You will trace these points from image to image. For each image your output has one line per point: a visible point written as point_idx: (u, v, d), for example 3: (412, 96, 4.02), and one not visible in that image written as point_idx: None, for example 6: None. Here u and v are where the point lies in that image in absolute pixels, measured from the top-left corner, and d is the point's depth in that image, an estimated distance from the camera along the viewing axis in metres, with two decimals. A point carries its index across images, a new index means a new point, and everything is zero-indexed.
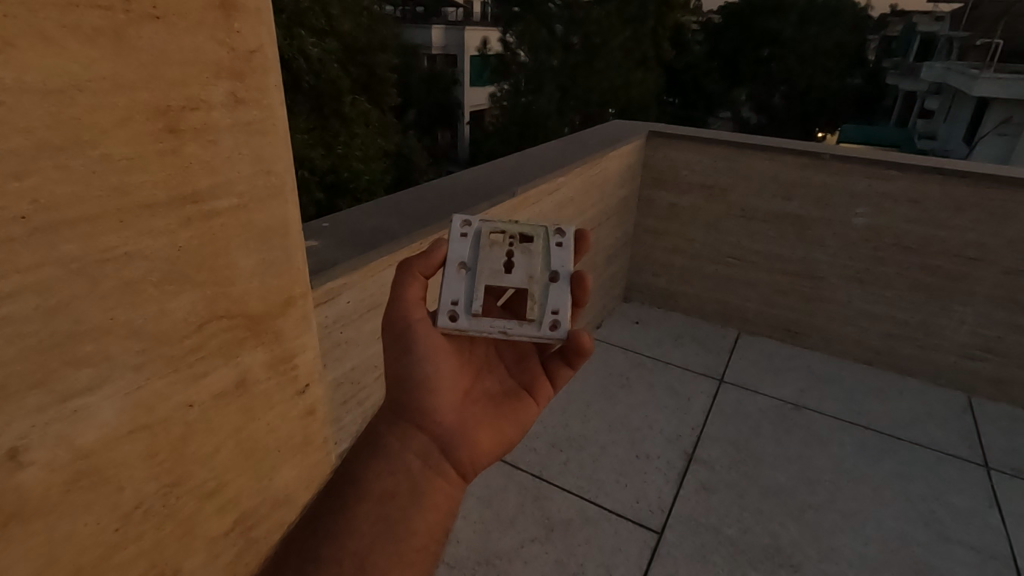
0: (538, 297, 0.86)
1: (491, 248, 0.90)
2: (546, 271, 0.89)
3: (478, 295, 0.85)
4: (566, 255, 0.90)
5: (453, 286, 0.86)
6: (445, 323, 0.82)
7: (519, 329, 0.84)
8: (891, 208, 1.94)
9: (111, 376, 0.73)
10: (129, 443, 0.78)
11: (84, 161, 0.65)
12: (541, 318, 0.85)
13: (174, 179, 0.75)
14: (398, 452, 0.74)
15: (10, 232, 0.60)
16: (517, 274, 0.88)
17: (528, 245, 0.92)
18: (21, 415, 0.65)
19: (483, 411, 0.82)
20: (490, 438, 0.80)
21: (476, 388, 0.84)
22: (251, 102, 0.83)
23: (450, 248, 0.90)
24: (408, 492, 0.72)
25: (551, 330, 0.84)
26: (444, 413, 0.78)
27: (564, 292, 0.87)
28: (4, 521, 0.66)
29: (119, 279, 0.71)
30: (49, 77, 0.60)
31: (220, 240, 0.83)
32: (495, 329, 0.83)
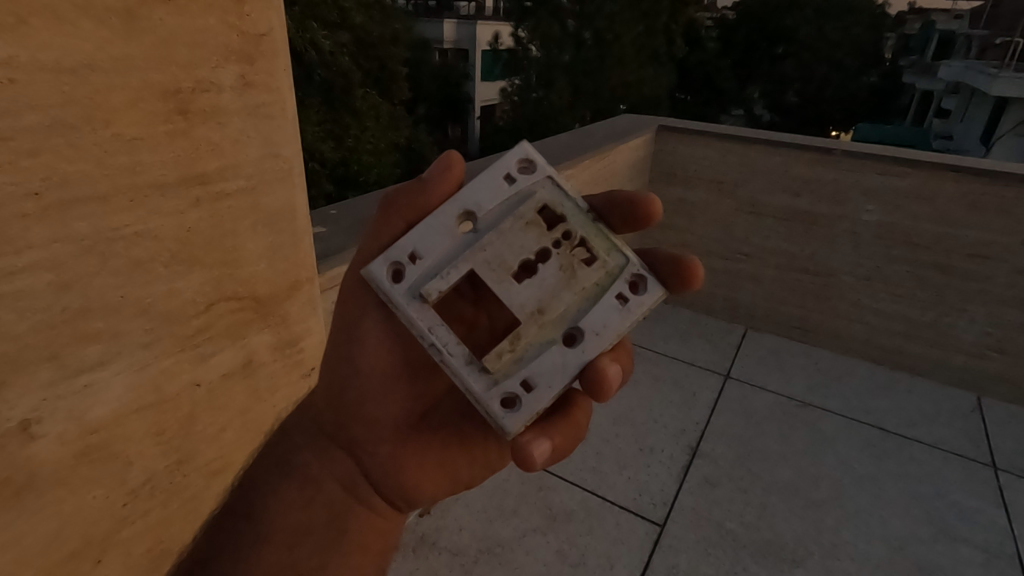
0: (525, 353, 0.72)
1: (526, 227, 0.74)
2: (570, 319, 0.73)
3: (444, 276, 0.73)
4: (615, 319, 0.72)
5: (433, 237, 0.74)
6: (377, 269, 0.73)
7: (458, 373, 0.71)
8: (903, 206, 1.92)
9: (120, 354, 0.75)
10: (137, 420, 0.79)
11: (95, 140, 0.66)
12: (503, 384, 0.71)
13: (184, 160, 0.76)
14: (321, 478, 0.74)
15: (23, 208, 0.61)
16: (528, 290, 0.73)
17: (578, 265, 0.74)
18: (33, 388, 0.67)
19: (438, 441, 0.77)
20: (433, 478, 0.76)
21: (435, 410, 0.79)
22: (260, 86, 0.84)
23: (476, 185, 0.76)
24: (326, 525, 0.72)
25: (492, 405, 0.70)
26: (382, 443, 0.74)
27: (561, 372, 0.71)
28: (17, 493, 0.68)
29: (129, 258, 0.73)
30: (63, 56, 0.61)
31: (228, 223, 0.85)
32: (428, 335, 0.71)
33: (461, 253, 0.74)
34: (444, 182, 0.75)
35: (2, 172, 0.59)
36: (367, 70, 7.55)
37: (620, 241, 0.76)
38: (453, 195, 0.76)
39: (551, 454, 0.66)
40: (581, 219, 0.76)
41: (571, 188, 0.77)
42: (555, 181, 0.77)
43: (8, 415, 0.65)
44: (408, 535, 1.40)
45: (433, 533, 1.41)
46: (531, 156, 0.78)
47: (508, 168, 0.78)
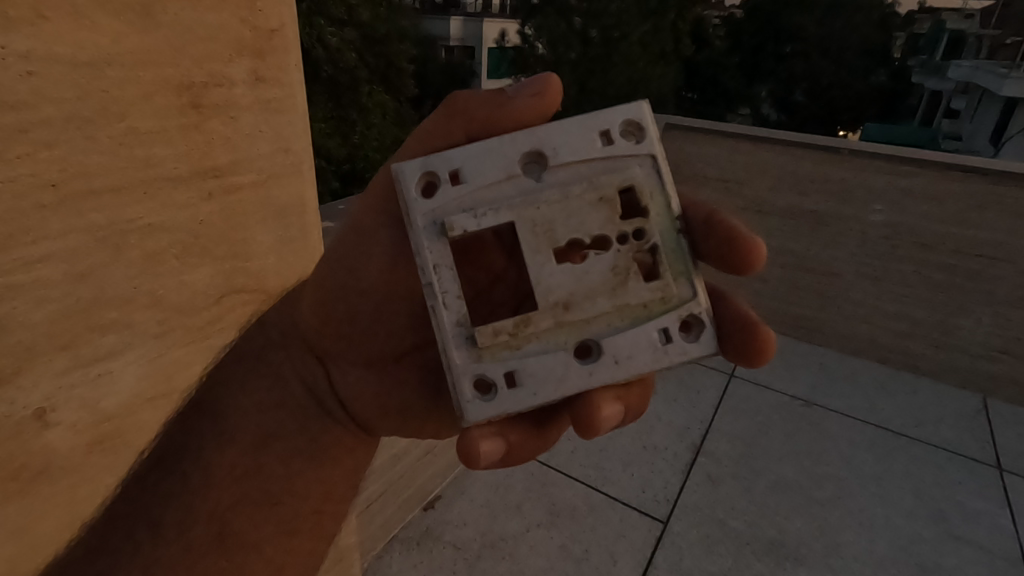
0: (523, 346, 0.70)
1: (590, 204, 0.71)
2: (595, 329, 0.71)
3: (478, 219, 0.70)
4: (641, 354, 0.70)
5: (481, 168, 0.72)
6: (411, 169, 0.71)
7: (448, 335, 0.70)
8: (910, 205, 1.91)
9: (132, 343, 0.76)
10: (149, 410, 0.80)
11: (111, 133, 0.67)
12: (487, 366, 0.69)
13: (197, 154, 0.77)
14: (295, 390, 0.81)
15: (40, 199, 0.63)
16: (562, 276, 0.71)
17: (632, 276, 0.71)
18: (48, 376, 0.68)
19: (415, 379, 0.83)
20: (391, 416, 0.83)
21: (415, 355, 0.83)
22: (271, 80, 0.85)
23: (564, 132, 0.72)
24: (294, 439, 0.79)
25: (463, 383, 0.69)
26: (353, 372, 0.82)
27: (549, 379, 0.69)
28: (33, 477, 0.69)
29: (142, 249, 0.74)
30: (81, 50, 0.62)
31: (239, 215, 0.86)
32: (428, 273, 0.70)
33: (501, 202, 0.71)
34: (530, 107, 0.73)
35: (22, 165, 0.60)
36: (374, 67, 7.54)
37: (695, 276, 0.73)
38: (533, 129, 0.72)
39: (492, 460, 0.68)
40: (660, 224, 0.73)
41: (668, 191, 0.73)
42: (655, 170, 0.73)
43: (25, 403, 0.66)
44: (411, 528, 1.41)
45: (437, 527, 1.42)
46: (644, 130, 0.73)
47: (612, 129, 0.73)
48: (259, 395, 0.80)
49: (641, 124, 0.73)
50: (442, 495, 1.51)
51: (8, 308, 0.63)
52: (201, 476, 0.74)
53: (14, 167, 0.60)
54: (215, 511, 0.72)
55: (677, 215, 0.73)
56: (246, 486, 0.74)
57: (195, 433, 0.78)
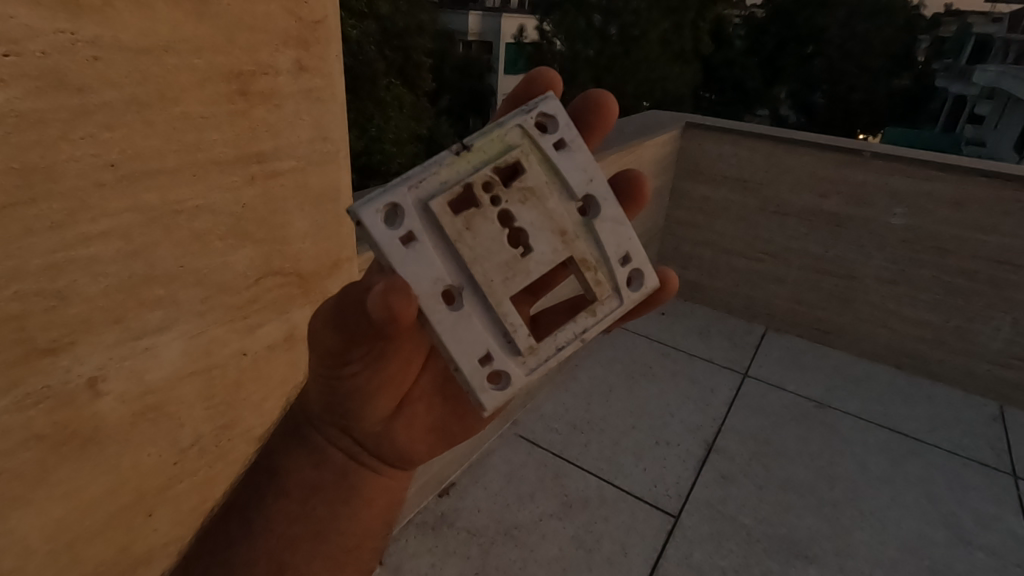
0: (595, 258, 0.74)
1: (475, 224, 0.67)
2: (570, 209, 0.72)
3: (514, 323, 0.70)
4: (580, 159, 0.73)
5: (468, 329, 0.67)
6: (492, 398, 0.68)
7: (598, 319, 0.75)
8: (932, 210, 1.86)
9: (177, 321, 0.85)
10: (189, 384, 0.90)
11: (165, 116, 0.75)
12: (615, 281, 0.75)
13: (244, 140, 0.86)
14: (324, 446, 0.64)
15: (100, 178, 0.71)
16: (543, 243, 0.70)
17: (523, 181, 0.69)
18: (103, 347, 0.77)
19: (428, 411, 0.71)
20: (426, 443, 0.70)
21: (417, 384, 0.70)
22: (313, 70, 0.94)
23: (418, 272, 0.64)
24: (339, 487, 0.64)
25: (626, 294, 0.76)
26: (377, 423, 0.66)
27: (614, 222, 0.75)
28: (84, 443, 0.78)
29: (190, 229, 0.83)
30: (140, 37, 0.71)
31: (280, 199, 0.95)
32: (563, 349, 0.73)
33: (487, 298, 0.68)
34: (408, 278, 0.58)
35: (87, 146, 0.69)
36: (391, 60, 7.51)
37: (492, 127, 0.69)
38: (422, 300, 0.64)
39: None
40: (474, 164, 0.68)
41: (430, 167, 0.66)
42: (419, 181, 0.66)
43: (78, 371, 0.75)
44: (427, 512, 1.45)
45: (452, 513, 1.45)
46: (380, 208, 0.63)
47: (392, 237, 0.64)
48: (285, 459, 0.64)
49: (375, 210, 0.63)
50: (457, 482, 1.53)
51: (72, 281, 0.71)
52: (247, 537, 0.60)
53: (82, 147, 0.68)
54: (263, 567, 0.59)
55: (447, 152, 0.67)
56: (294, 536, 0.60)
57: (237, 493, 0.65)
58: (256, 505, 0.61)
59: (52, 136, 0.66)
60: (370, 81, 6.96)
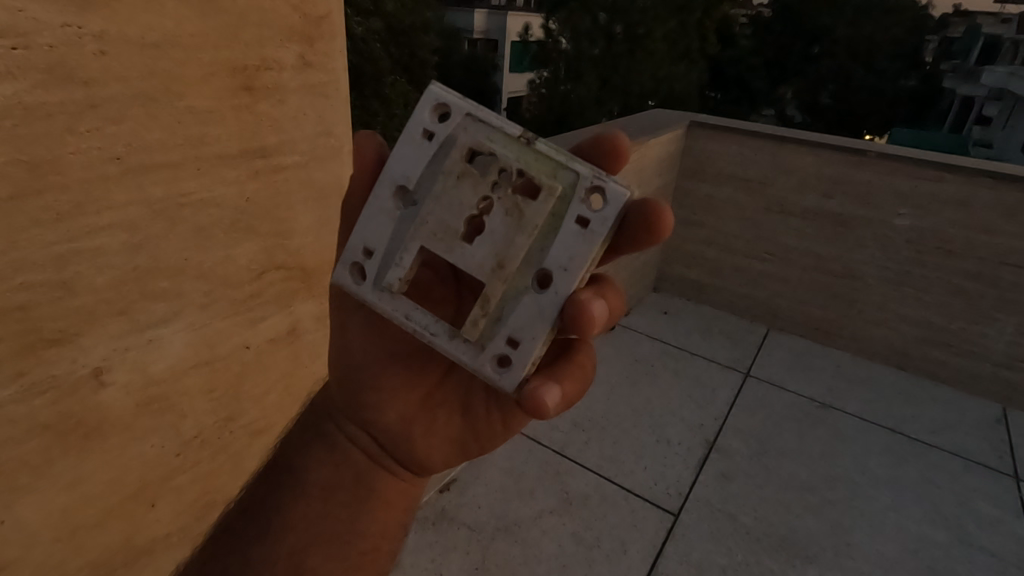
0: (497, 305, 0.61)
1: (460, 182, 0.62)
2: (529, 253, 0.60)
3: (401, 262, 0.63)
4: (579, 248, 0.58)
5: (379, 226, 0.64)
6: (344, 278, 0.65)
7: (444, 347, 0.62)
8: (937, 210, 1.85)
9: (180, 313, 0.99)
10: (192, 376, 1.04)
11: (170, 109, 0.89)
12: (489, 344, 0.61)
13: (249, 134, 1.03)
14: (340, 442, 0.65)
15: (107, 171, 0.83)
16: (480, 244, 0.61)
17: (524, 203, 0.60)
18: (109, 337, 0.89)
19: (447, 419, 0.65)
20: (445, 452, 0.66)
21: (440, 389, 0.66)
22: (317, 66, 1.14)
23: (399, 156, 0.63)
24: (354, 488, 0.65)
25: (483, 365, 0.60)
26: (392, 422, 0.64)
27: (541, 315, 0.59)
28: (91, 432, 0.89)
29: (194, 222, 0.97)
30: (150, 33, 0.83)
31: (285, 193, 1.14)
32: (406, 324, 0.62)
33: (411, 233, 0.63)
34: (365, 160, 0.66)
35: (93, 138, 0.80)
36: (396, 57, 7.52)
37: (566, 154, 0.61)
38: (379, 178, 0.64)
39: (564, 401, 0.57)
40: (516, 151, 0.61)
41: (498, 120, 0.62)
42: (482, 119, 0.63)
43: (84, 362, 0.86)
44: (428, 508, 1.45)
45: (452, 509, 1.45)
46: (441, 98, 0.63)
47: (423, 121, 0.63)
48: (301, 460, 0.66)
49: (438, 94, 0.63)
50: (457, 478, 1.53)
51: (80, 273, 0.83)
52: (264, 532, 0.63)
53: (88, 139, 0.80)
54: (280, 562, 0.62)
55: (520, 129, 0.62)
56: (311, 534, 0.63)
57: (253, 488, 0.68)
58: (269, 501, 0.64)
59: (59, 128, 0.76)
60: (376, 78, 6.97)
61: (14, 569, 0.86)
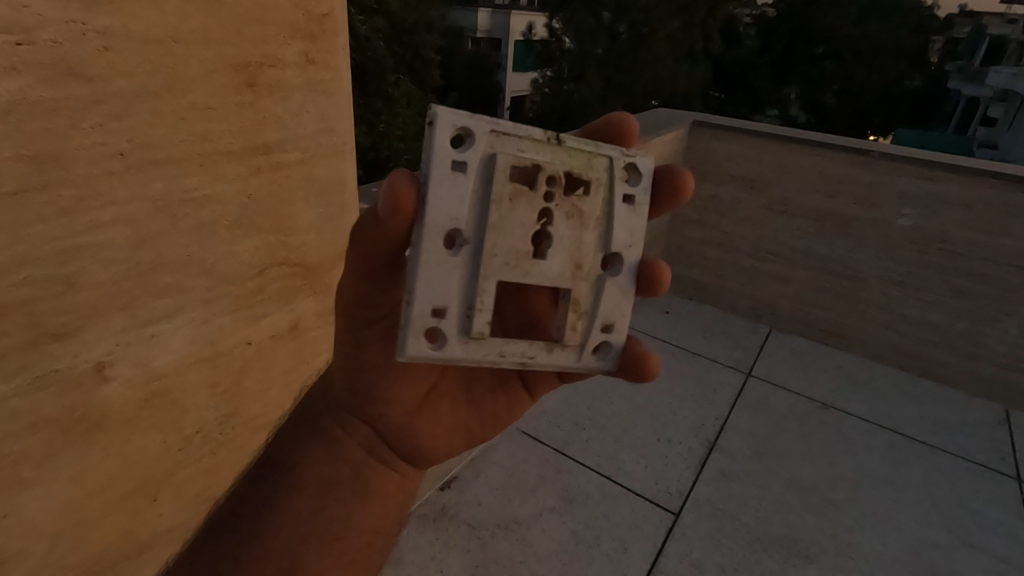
0: (584, 304, 0.68)
1: (515, 203, 0.62)
2: (596, 246, 0.68)
3: (483, 306, 0.62)
4: (634, 224, 0.69)
5: (443, 279, 0.60)
6: (419, 352, 0.58)
7: (549, 358, 0.67)
8: (940, 211, 1.85)
9: (182, 309, 1.00)
10: (194, 371, 1.05)
11: (174, 105, 0.90)
12: (587, 339, 0.69)
13: (252, 131, 1.04)
14: (341, 437, 0.65)
15: (111, 167, 0.84)
16: (560, 257, 0.65)
17: (581, 202, 0.66)
18: (112, 331, 0.90)
19: (451, 408, 0.66)
20: (449, 440, 0.67)
21: (446, 379, 0.66)
22: (321, 63, 1.15)
23: (443, 196, 0.58)
24: (353, 482, 0.66)
25: (587, 357, 0.69)
26: (396, 417, 0.64)
27: (621, 295, 0.70)
28: (95, 426, 0.90)
29: (197, 218, 0.98)
30: (153, 29, 0.84)
31: (287, 190, 1.14)
32: (503, 360, 0.64)
33: (482, 268, 0.61)
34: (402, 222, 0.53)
35: (97, 134, 0.81)
36: (400, 56, 7.53)
37: (592, 142, 0.66)
38: (423, 226, 0.58)
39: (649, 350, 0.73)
40: (552, 153, 0.64)
41: (519, 128, 0.62)
42: (502, 132, 0.61)
43: (87, 356, 0.87)
44: (428, 506, 1.44)
45: (453, 506, 1.45)
46: (458, 121, 0.59)
47: (448, 153, 0.58)
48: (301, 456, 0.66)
49: (452, 120, 0.58)
50: (458, 476, 1.54)
51: (84, 267, 0.83)
52: (261, 527, 0.63)
53: (92, 135, 0.81)
54: (279, 555, 0.63)
55: (542, 131, 0.63)
56: (310, 526, 0.64)
57: (251, 482, 0.68)
58: (268, 496, 0.65)
59: (63, 123, 0.77)
60: (379, 77, 6.98)
61: (16, 561, 0.87)
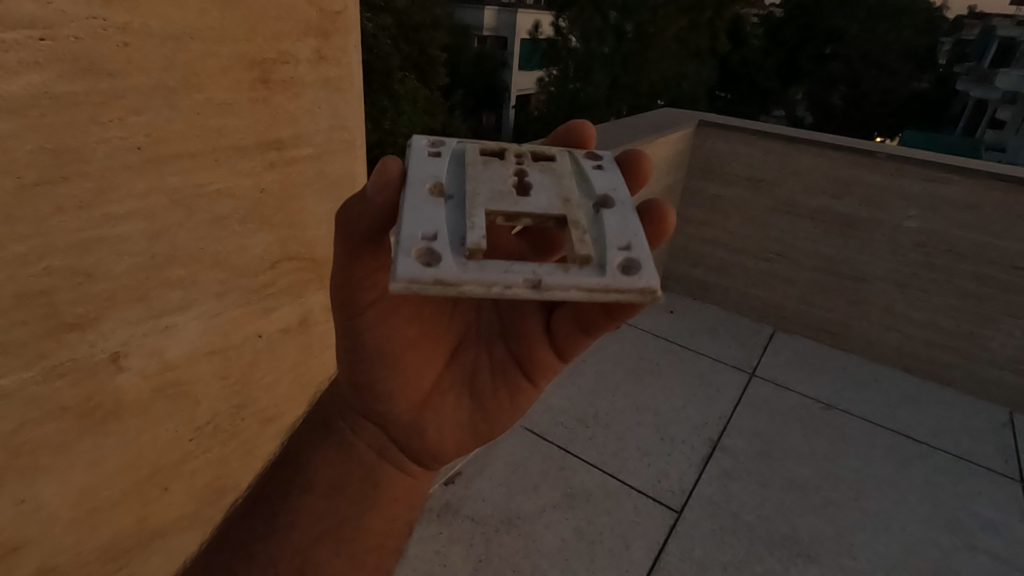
0: (589, 228, 0.61)
1: (488, 166, 0.66)
2: (583, 191, 0.66)
3: (474, 225, 0.57)
4: (611, 176, 0.68)
5: (427, 212, 0.58)
6: (410, 269, 0.52)
7: (568, 276, 0.56)
8: (946, 213, 1.85)
9: (194, 301, 1.01)
10: (206, 363, 1.06)
11: (190, 100, 0.91)
12: (607, 256, 0.58)
13: (265, 127, 1.05)
14: (349, 440, 0.66)
15: (129, 160, 0.85)
16: (541, 195, 0.63)
17: (550, 163, 0.68)
18: (128, 321, 0.92)
19: (455, 406, 0.66)
20: (455, 439, 0.67)
21: (446, 375, 0.66)
22: (332, 59, 1.16)
23: (422, 164, 0.64)
24: (361, 483, 0.66)
25: (613, 269, 0.57)
26: (401, 415, 0.64)
27: (628, 219, 0.62)
28: (109, 415, 0.92)
29: (210, 212, 1.00)
30: (170, 26, 0.86)
31: (298, 185, 1.16)
32: (509, 274, 0.54)
33: (469, 203, 0.60)
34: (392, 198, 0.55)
35: (116, 129, 0.83)
36: (406, 54, 7.52)
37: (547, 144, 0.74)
38: (408, 179, 0.61)
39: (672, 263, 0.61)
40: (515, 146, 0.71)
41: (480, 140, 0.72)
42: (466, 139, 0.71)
43: (103, 347, 0.89)
44: (433, 500, 1.46)
45: (457, 502, 1.46)
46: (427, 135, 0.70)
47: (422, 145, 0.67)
48: (312, 458, 0.67)
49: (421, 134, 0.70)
50: (462, 471, 1.55)
51: (101, 258, 0.85)
52: (272, 529, 0.65)
53: (111, 129, 0.82)
54: (292, 555, 0.64)
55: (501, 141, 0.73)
56: (321, 528, 0.65)
57: (267, 480, 0.69)
58: (280, 497, 0.66)
59: (83, 117, 0.79)
60: (385, 75, 6.99)
61: (33, 547, 0.89)
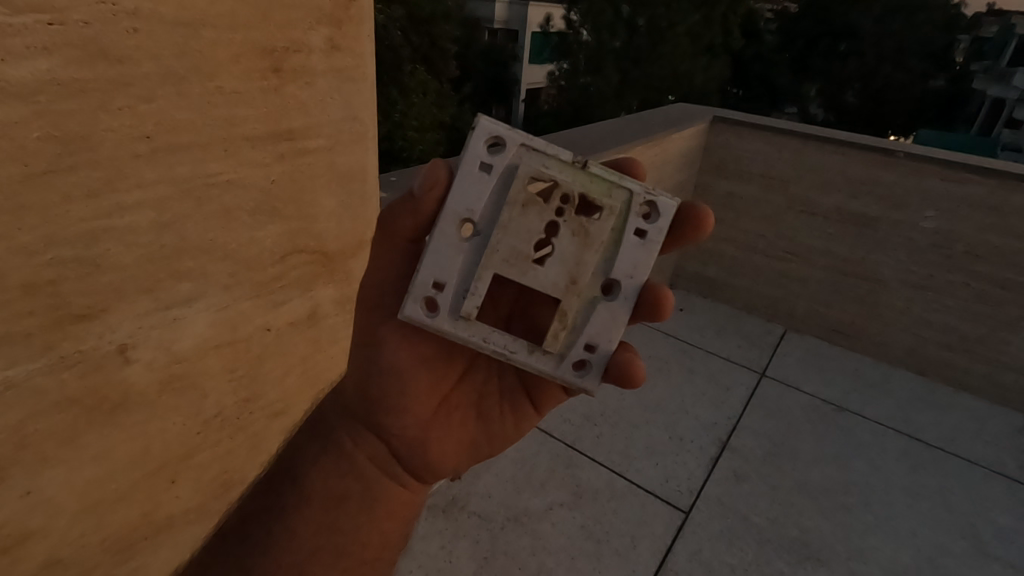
0: (573, 320, 0.72)
1: (525, 210, 0.69)
2: (601, 270, 0.72)
3: (474, 292, 0.70)
4: (643, 256, 0.71)
5: (449, 253, 0.70)
6: (413, 312, 0.69)
7: (531, 357, 0.72)
8: (965, 215, 1.81)
9: (201, 294, 1.01)
10: (214, 355, 1.06)
11: (201, 89, 0.90)
12: (567, 353, 0.73)
13: (276, 116, 1.04)
14: (352, 454, 0.75)
15: (137, 149, 0.84)
16: (556, 267, 0.71)
17: (588, 222, 0.71)
18: (136, 313, 0.91)
19: (458, 423, 0.76)
20: (456, 454, 0.77)
21: (455, 395, 0.75)
22: (345, 50, 1.15)
23: (461, 189, 0.69)
24: (362, 494, 0.76)
25: (566, 369, 0.73)
26: (408, 429, 0.73)
27: (615, 319, 0.72)
28: (117, 406, 0.92)
29: (220, 202, 0.99)
30: (181, 12, 0.84)
31: (309, 176, 1.15)
32: (486, 345, 0.71)
33: (479, 254, 0.70)
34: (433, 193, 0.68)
35: (125, 116, 0.82)
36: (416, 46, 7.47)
37: (615, 173, 0.71)
38: (443, 211, 0.69)
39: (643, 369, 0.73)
40: (574, 175, 0.70)
41: (553, 149, 0.69)
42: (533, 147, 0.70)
43: (110, 338, 0.88)
44: (438, 496, 1.45)
45: (463, 498, 1.45)
46: (493, 130, 0.69)
47: (479, 155, 0.69)
48: (319, 467, 0.77)
49: (488, 128, 0.68)
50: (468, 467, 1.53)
51: (108, 249, 0.84)
52: (281, 529, 0.75)
53: (121, 117, 0.81)
54: (297, 554, 0.74)
55: (571, 156, 0.70)
56: (322, 529, 0.75)
57: (278, 490, 0.78)
58: (288, 501, 0.76)
59: (93, 104, 0.77)
60: (394, 67, 6.96)
61: (37, 538, 0.88)
